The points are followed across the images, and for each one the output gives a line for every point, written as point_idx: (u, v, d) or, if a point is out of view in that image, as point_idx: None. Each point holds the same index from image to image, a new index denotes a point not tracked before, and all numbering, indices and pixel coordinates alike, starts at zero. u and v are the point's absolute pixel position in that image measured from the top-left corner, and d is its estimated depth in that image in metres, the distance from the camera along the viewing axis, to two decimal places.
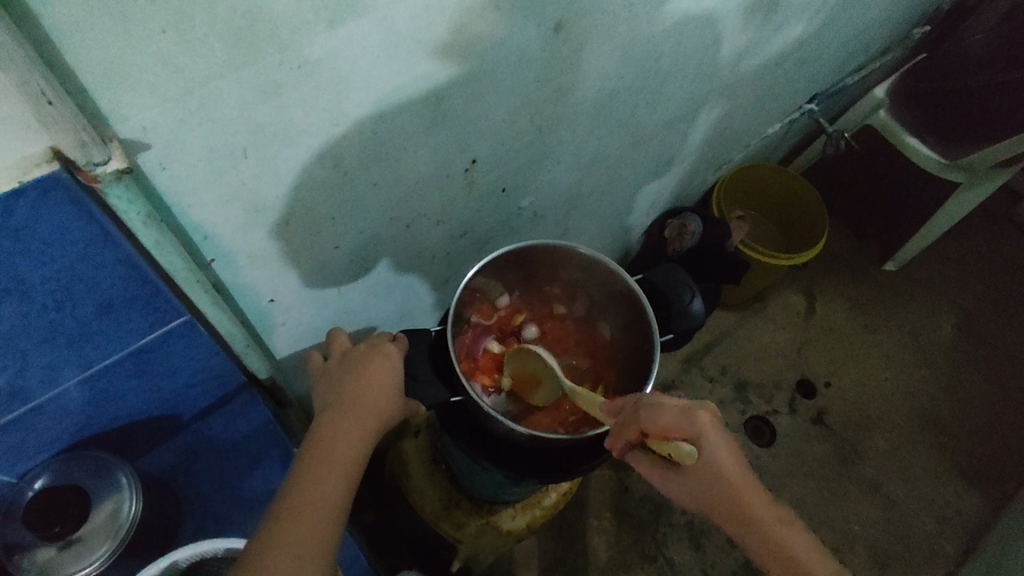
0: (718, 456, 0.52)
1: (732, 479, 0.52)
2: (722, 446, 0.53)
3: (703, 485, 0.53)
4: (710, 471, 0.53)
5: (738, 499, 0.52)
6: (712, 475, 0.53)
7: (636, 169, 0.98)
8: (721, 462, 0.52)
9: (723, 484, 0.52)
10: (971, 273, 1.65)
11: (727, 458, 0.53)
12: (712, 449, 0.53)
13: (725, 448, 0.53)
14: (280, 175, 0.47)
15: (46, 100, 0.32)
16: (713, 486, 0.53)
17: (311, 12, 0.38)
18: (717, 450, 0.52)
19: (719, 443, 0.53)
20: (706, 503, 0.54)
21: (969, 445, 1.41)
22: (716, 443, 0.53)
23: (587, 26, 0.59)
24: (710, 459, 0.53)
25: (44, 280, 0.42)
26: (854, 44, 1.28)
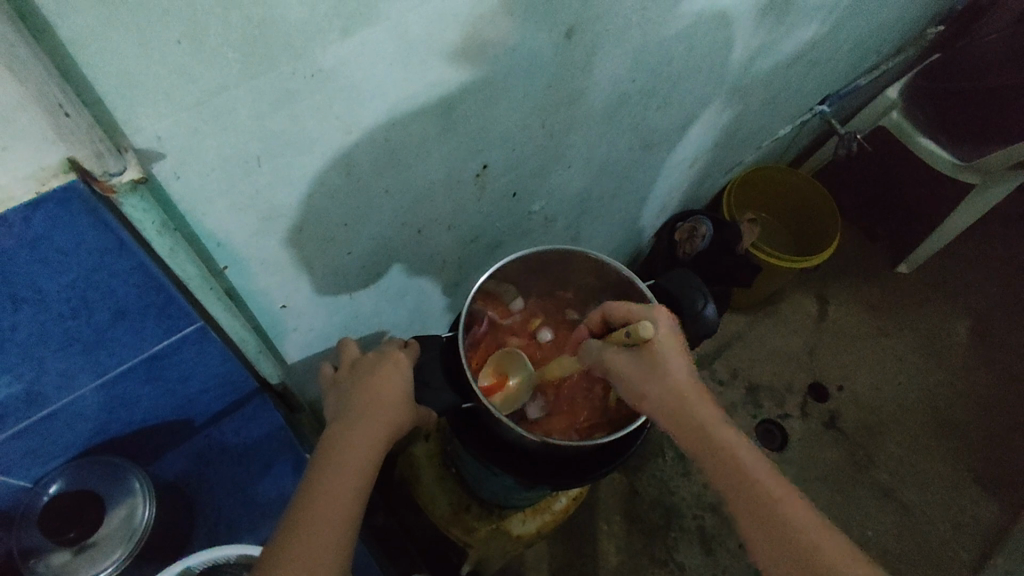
0: (670, 355, 0.57)
1: (687, 393, 0.55)
2: (674, 345, 0.58)
3: (649, 380, 0.57)
4: (657, 366, 0.56)
5: (701, 425, 0.53)
6: (660, 373, 0.56)
7: (647, 172, 0.98)
8: (670, 363, 0.57)
9: (669, 384, 0.56)
10: (986, 274, 1.63)
11: (676, 361, 0.57)
12: (663, 344, 0.57)
13: (674, 347, 0.57)
14: (294, 183, 0.47)
15: (64, 112, 0.32)
16: (662, 387, 0.56)
17: (324, 19, 0.38)
18: (666, 343, 0.57)
19: (670, 342, 0.58)
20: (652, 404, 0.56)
21: (984, 448, 1.40)
22: (669, 340, 0.58)
23: (598, 32, 0.59)
24: (656, 352, 0.57)
25: (60, 289, 0.42)
26: (867, 44, 1.26)
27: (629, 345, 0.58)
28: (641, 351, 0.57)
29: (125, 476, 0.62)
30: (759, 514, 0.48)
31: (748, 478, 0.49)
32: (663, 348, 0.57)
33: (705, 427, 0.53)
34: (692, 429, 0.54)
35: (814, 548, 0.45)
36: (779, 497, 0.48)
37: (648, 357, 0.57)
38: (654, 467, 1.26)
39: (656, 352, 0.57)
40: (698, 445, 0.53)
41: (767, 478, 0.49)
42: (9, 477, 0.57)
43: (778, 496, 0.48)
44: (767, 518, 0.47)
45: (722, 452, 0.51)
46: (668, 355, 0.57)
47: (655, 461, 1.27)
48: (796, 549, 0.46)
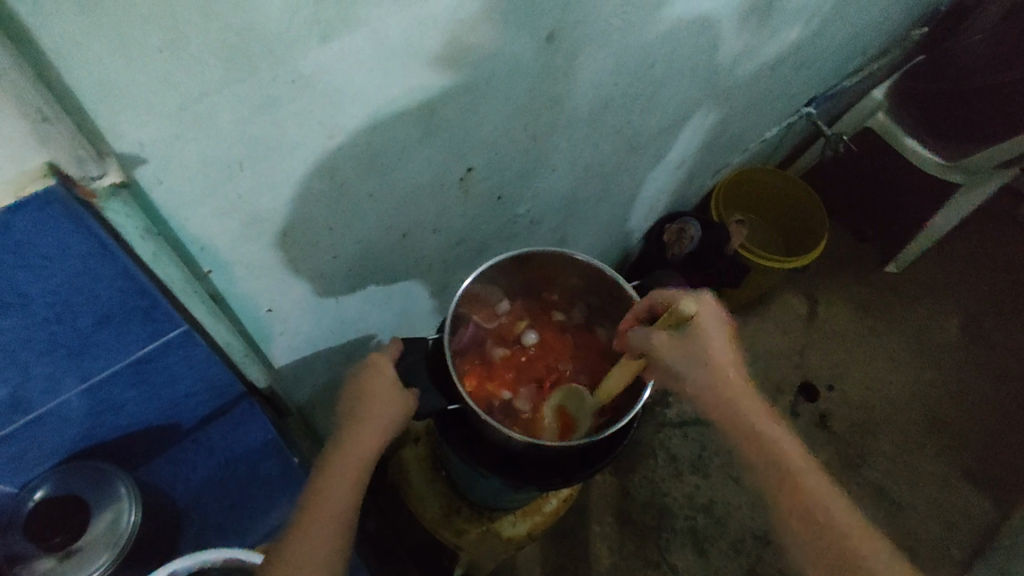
0: (713, 338, 0.59)
1: (732, 383, 0.58)
2: (715, 328, 0.59)
3: (696, 363, 0.58)
4: (705, 353, 0.58)
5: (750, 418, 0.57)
6: (706, 361, 0.58)
7: (633, 174, 0.98)
8: (714, 346, 0.58)
9: (714, 367, 0.58)
10: (973, 273, 1.65)
11: (722, 348, 0.59)
12: (708, 326, 0.59)
13: (719, 334, 0.59)
14: (277, 188, 0.48)
15: (42, 117, 0.33)
16: (706, 369, 0.58)
17: (303, 27, 0.38)
18: (713, 330, 0.59)
19: (715, 327, 0.59)
20: (698, 386, 0.58)
21: (973, 446, 1.41)
22: (711, 324, 0.59)
23: (578, 36, 0.59)
24: (704, 340, 0.58)
25: (42, 293, 0.42)
26: (852, 46, 1.28)
27: (677, 329, 0.58)
28: (690, 335, 0.58)
29: (112, 482, 0.62)
30: (799, 509, 0.53)
31: (793, 476, 0.54)
32: (708, 331, 0.59)
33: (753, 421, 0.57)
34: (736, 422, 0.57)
35: (848, 545, 0.51)
36: (819, 497, 0.53)
37: (697, 342, 0.58)
38: (646, 468, 1.26)
39: (703, 336, 0.58)
40: (743, 438, 0.57)
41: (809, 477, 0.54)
42: None
43: (817, 491, 0.53)
44: (808, 514, 0.52)
45: (772, 449, 0.55)
46: (711, 338, 0.58)
47: (647, 462, 1.27)
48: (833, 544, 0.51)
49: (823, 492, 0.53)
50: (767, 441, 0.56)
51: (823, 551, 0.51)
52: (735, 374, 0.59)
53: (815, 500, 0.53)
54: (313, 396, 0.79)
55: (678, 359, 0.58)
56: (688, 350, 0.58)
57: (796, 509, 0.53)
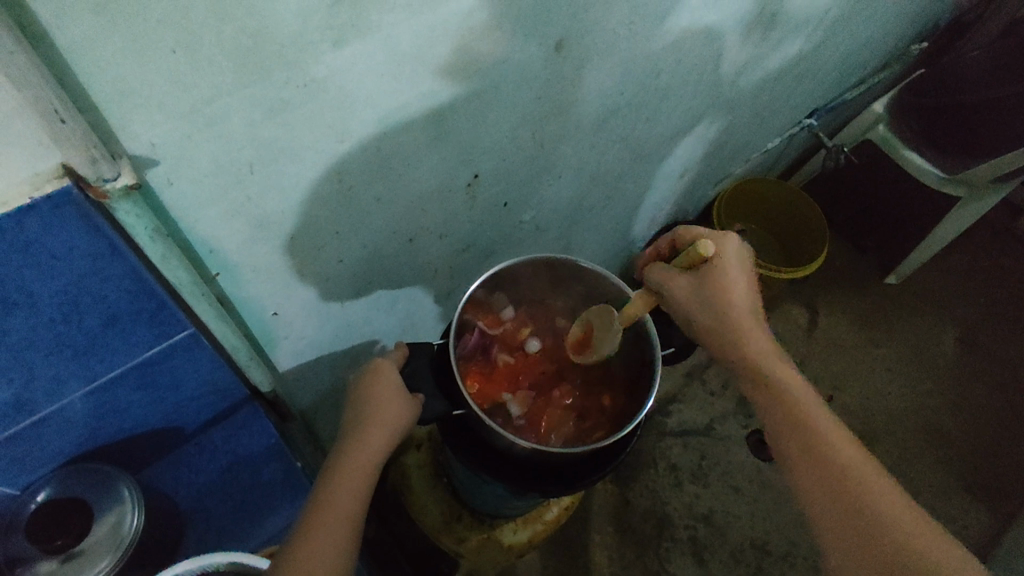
0: (732, 276, 0.60)
1: (750, 327, 0.60)
2: (736, 265, 0.61)
3: (709, 302, 0.60)
4: (719, 292, 0.60)
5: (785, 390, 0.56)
6: (722, 298, 0.60)
7: (637, 183, 0.99)
8: (731, 284, 0.60)
9: (727, 305, 0.60)
10: (973, 285, 1.65)
11: (740, 284, 0.60)
12: (728, 266, 0.60)
13: (738, 270, 0.61)
14: (286, 191, 0.48)
15: (59, 118, 0.33)
16: (718, 307, 0.60)
17: (317, 31, 0.39)
18: (732, 267, 0.60)
19: (734, 264, 0.61)
20: (708, 321, 0.61)
21: (973, 457, 1.41)
22: (734, 264, 0.61)
23: (587, 45, 0.60)
24: (722, 277, 0.60)
25: (51, 294, 0.43)
26: (853, 59, 1.29)
27: (696, 269, 0.61)
28: (708, 272, 0.60)
29: (115, 484, 0.62)
30: (839, 498, 0.50)
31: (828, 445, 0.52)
32: (727, 271, 0.60)
33: (787, 394, 0.56)
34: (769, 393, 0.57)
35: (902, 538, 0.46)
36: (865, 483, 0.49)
37: (715, 279, 0.60)
38: (647, 477, 1.26)
39: (719, 276, 0.60)
40: (782, 416, 0.55)
41: (854, 460, 0.51)
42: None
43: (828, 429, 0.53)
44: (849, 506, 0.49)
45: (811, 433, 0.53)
46: (729, 276, 0.60)
47: (648, 471, 1.27)
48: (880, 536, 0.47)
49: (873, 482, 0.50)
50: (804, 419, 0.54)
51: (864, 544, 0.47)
52: (750, 314, 0.60)
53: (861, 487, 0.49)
54: (316, 401, 0.79)
55: (687, 297, 0.61)
56: (702, 286, 0.60)
57: (831, 497, 0.50)
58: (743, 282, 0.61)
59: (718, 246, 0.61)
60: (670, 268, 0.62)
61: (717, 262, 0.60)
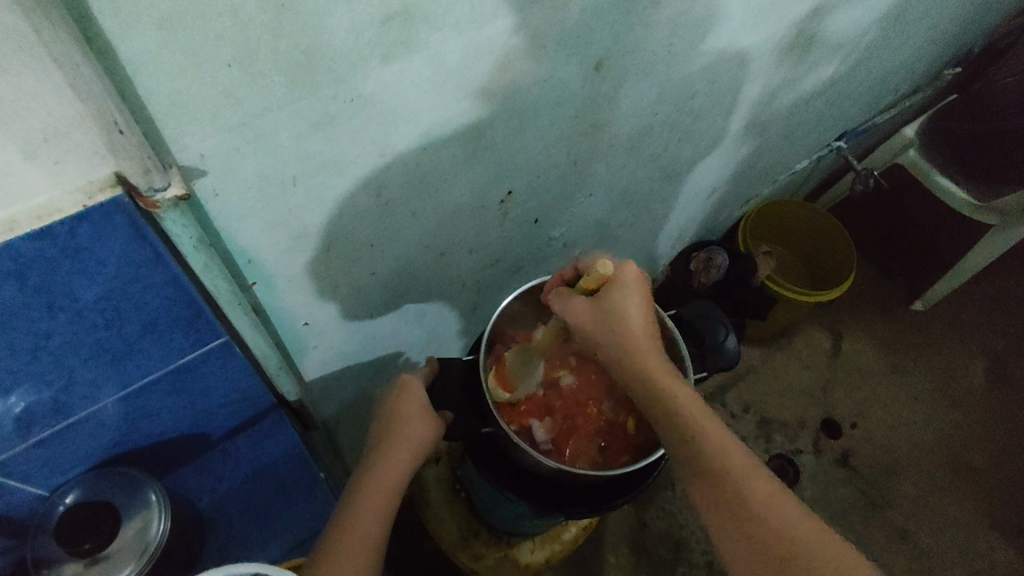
0: (629, 302, 0.58)
1: (643, 344, 0.57)
2: (634, 294, 0.58)
3: (605, 328, 0.57)
4: (616, 316, 0.57)
5: (712, 438, 0.52)
6: (618, 322, 0.57)
7: (665, 202, 0.98)
8: (629, 312, 0.57)
9: (623, 328, 0.57)
10: (1004, 314, 1.62)
11: (636, 307, 0.58)
12: (627, 294, 0.58)
13: (637, 294, 0.59)
14: (325, 204, 0.48)
15: (118, 129, 0.33)
16: (617, 334, 0.57)
17: (367, 47, 0.39)
18: (629, 291, 0.58)
19: (631, 287, 0.59)
20: (606, 349, 0.57)
21: (1000, 492, 1.37)
22: (631, 291, 0.59)
23: (626, 64, 0.60)
24: (620, 299, 0.58)
25: (95, 299, 0.43)
26: (885, 83, 1.28)
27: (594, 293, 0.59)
28: (604, 295, 0.58)
29: (142, 488, 0.62)
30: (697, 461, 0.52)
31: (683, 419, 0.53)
32: (624, 298, 0.58)
33: (709, 437, 0.52)
34: (681, 441, 0.52)
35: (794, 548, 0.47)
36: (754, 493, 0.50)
37: (608, 301, 0.58)
38: (664, 500, 1.24)
39: (615, 300, 0.58)
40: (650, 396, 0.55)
41: (789, 514, 0.49)
42: (30, 485, 0.57)
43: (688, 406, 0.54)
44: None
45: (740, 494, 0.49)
46: (626, 300, 0.58)
47: (665, 493, 1.25)
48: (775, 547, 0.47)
49: (807, 536, 0.48)
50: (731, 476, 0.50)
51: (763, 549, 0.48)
52: (648, 339, 0.57)
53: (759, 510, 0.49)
54: (340, 412, 0.78)
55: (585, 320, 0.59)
56: (597, 310, 0.58)
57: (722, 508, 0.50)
58: (640, 310, 0.58)
59: (617, 272, 0.60)
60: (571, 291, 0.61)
61: (614, 285, 0.59)
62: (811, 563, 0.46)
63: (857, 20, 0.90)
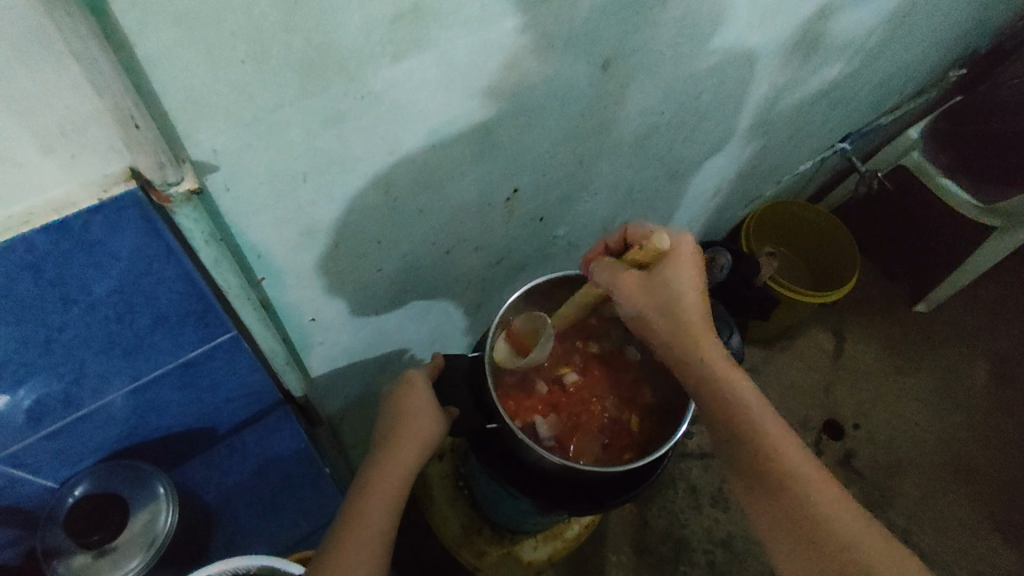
0: (683, 278, 0.58)
1: (696, 321, 0.57)
2: (688, 271, 0.58)
3: (658, 304, 0.58)
4: (670, 293, 0.57)
5: (743, 404, 0.54)
6: (670, 299, 0.57)
7: (670, 202, 0.99)
8: (683, 290, 0.57)
9: (677, 304, 0.57)
10: (1007, 317, 1.62)
11: (689, 286, 0.58)
12: (681, 271, 0.58)
13: (692, 272, 0.58)
14: (334, 200, 0.48)
15: (134, 124, 0.34)
16: (671, 311, 0.57)
17: (378, 45, 0.39)
18: (685, 268, 0.58)
19: (687, 264, 0.58)
20: (658, 325, 0.58)
21: (1002, 494, 1.37)
22: (685, 266, 0.58)
23: (633, 64, 0.60)
24: (673, 276, 0.58)
25: (107, 292, 0.43)
26: (890, 85, 1.28)
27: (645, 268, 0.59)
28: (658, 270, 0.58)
29: (149, 481, 0.63)
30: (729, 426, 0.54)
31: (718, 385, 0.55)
32: (679, 275, 0.58)
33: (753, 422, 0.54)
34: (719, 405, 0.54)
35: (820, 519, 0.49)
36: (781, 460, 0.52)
37: (661, 277, 0.58)
38: (665, 499, 1.24)
39: (669, 276, 0.58)
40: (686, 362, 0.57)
41: (814, 481, 0.51)
42: (39, 477, 0.57)
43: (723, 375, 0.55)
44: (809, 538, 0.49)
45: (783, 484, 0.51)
46: (681, 277, 0.58)
47: (667, 492, 1.25)
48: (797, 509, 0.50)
49: (826, 504, 0.50)
50: (774, 466, 0.52)
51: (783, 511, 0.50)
52: (701, 315, 0.57)
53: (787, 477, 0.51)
54: (344, 408, 0.79)
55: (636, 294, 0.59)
56: (650, 285, 0.58)
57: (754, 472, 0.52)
58: (695, 286, 0.58)
59: (671, 247, 0.59)
60: (620, 264, 0.61)
61: (669, 260, 0.58)
62: (832, 528, 0.48)
63: (863, 21, 0.90)
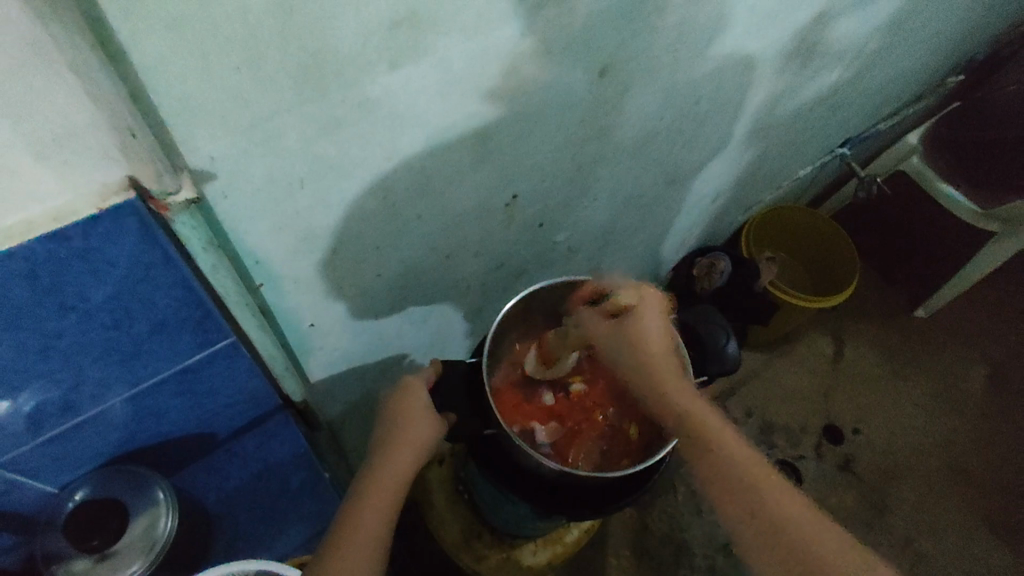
0: (649, 324, 0.61)
1: (665, 362, 0.59)
2: (655, 319, 0.62)
3: (627, 348, 0.61)
4: (638, 338, 0.61)
5: (713, 430, 0.54)
6: (637, 342, 0.61)
7: (668, 207, 0.99)
8: (651, 335, 0.61)
9: (644, 348, 0.60)
10: (1006, 321, 1.62)
11: (654, 327, 0.61)
12: (648, 319, 0.62)
13: (658, 317, 0.62)
14: (333, 206, 0.49)
15: (131, 134, 0.35)
16: (638, 352, 0.60)
17: (375, 52, 0.40)
18: (650, 315, 0.62)
19: (654, 313, 0.62)
20: (628, 366, 0.61)
21: (1003, 499, 1.37)
22: (653, 314, 0.62)
23: (630, 70, 0.60)
24: (639, 321, 0.61)
25: (105, 299, 0.44)
26: (888, 90, 1.28)
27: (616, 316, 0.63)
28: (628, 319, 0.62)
29: (149, 486, 0.63)
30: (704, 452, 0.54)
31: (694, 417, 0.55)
32: (647, 322, 0.61)
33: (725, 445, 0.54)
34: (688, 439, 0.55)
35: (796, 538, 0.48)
36: (760, 484, 0.51)
37: (631, 325, 0.62)
38: (665, 504, 1.24)
39: (639, 324, 0.61)
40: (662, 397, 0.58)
41: (787, 501, 0.50)
42: (39, 482, 0.58)
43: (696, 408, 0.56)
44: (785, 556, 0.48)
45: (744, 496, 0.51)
46: (647, 323, 0.61)
47: (667, 497, 1.25)
48: (771, 529, 0.49)
49: (804, 523, 0.49)
50: (772, 509, 0.50)
51: (759, 531, 0.50)
52: (667, 356, 0.60)
53: (766, 499, 0.50)
54: (344, 413, 0.79)
55: (611, 340, 0.63)
56: (623, 332, 0.62)
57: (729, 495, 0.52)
58: (662, 332, 0.62)
59: (639, 298, 0.64)
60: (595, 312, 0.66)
61: (636, 309, 0.62)
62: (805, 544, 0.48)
63: (860, 27, 0.91)
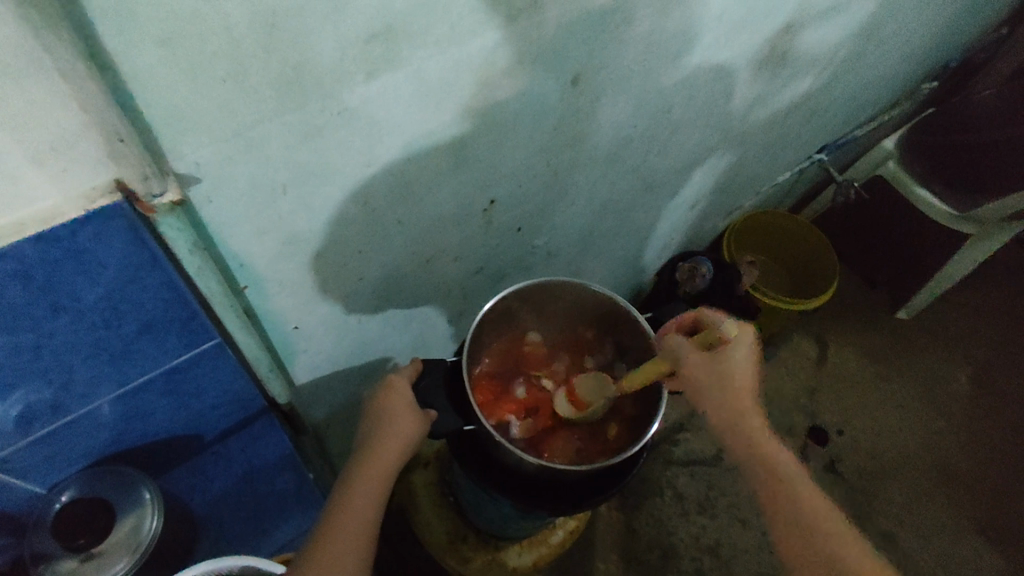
0: (741, 364, 0.55)
1: (745, 402, 0.55)
2: (747, 363, 0.56)
3: (714, 386, 0.55)
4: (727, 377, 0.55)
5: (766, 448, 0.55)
6: (727, 381, 0.55)
7: (647, 212, 1.01)
8: (739, 374, 0.55)
9: (731, 388, 0.55)
10: (985, 323, 1.65)
11: (746, 368, 0.55)
12: (740, 360, 0.55)
13: (749, 359, 0.56)
14: (316, 212, 0.51)
15: (119, 139, 0.37)
16: (727, 389, 0.55)
17: (353, 64, 0.42)
18: (743, 355, 0.55)
19: (747, 354, 0.56)
20: (710, 404, 0.55)
21: (985, 497, 1.39)
22: (744, 352, 0.56)
23: (601, 80, 0.63)
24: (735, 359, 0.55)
25: (95, 299, 0.45)
26: (862, 98, 1.32)
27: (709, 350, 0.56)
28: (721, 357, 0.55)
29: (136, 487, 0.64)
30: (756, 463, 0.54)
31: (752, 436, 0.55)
32: (740, 366, 0.55)
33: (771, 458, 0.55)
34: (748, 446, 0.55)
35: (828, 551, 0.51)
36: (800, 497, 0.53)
37: (724, 364, 0.55)
38: (652, 506, 1.26)
39: (730, 366, 0.55)
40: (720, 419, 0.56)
41: (824, 515, 0.52)
42: (28, 482, 0.59)
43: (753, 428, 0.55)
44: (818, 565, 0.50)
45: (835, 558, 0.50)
46: (740, 363, 0.55)
47: (654, 499, 1.27)
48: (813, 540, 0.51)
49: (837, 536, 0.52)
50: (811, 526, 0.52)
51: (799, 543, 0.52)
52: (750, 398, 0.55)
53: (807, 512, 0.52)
54: (330, 416, 0.80)
55: (697, 374, 0.56)
56: (713, 369, 0.55)
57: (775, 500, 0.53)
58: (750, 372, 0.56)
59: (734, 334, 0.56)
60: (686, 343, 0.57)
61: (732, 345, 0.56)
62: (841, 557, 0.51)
63: (829, 37, 0.94)
